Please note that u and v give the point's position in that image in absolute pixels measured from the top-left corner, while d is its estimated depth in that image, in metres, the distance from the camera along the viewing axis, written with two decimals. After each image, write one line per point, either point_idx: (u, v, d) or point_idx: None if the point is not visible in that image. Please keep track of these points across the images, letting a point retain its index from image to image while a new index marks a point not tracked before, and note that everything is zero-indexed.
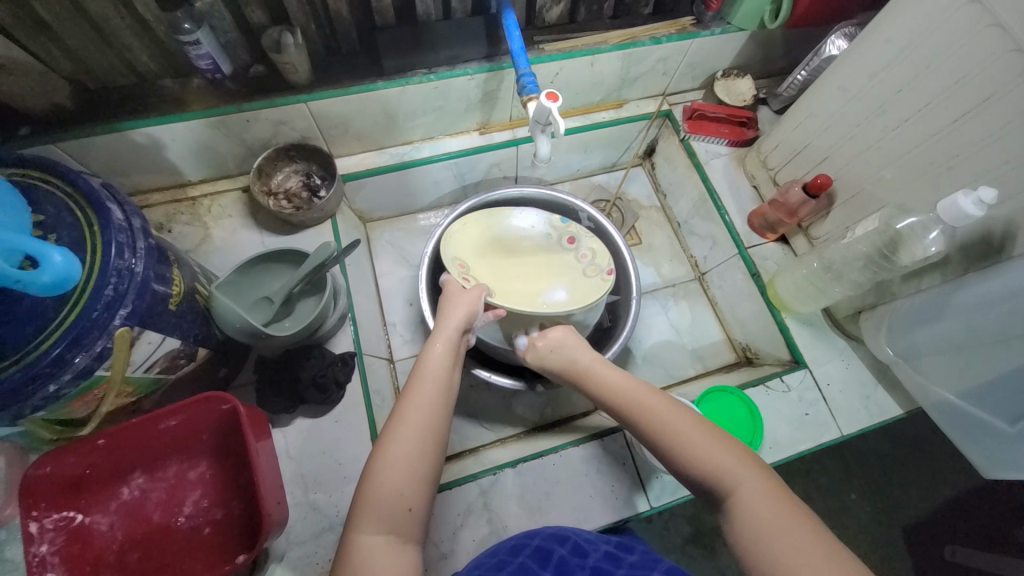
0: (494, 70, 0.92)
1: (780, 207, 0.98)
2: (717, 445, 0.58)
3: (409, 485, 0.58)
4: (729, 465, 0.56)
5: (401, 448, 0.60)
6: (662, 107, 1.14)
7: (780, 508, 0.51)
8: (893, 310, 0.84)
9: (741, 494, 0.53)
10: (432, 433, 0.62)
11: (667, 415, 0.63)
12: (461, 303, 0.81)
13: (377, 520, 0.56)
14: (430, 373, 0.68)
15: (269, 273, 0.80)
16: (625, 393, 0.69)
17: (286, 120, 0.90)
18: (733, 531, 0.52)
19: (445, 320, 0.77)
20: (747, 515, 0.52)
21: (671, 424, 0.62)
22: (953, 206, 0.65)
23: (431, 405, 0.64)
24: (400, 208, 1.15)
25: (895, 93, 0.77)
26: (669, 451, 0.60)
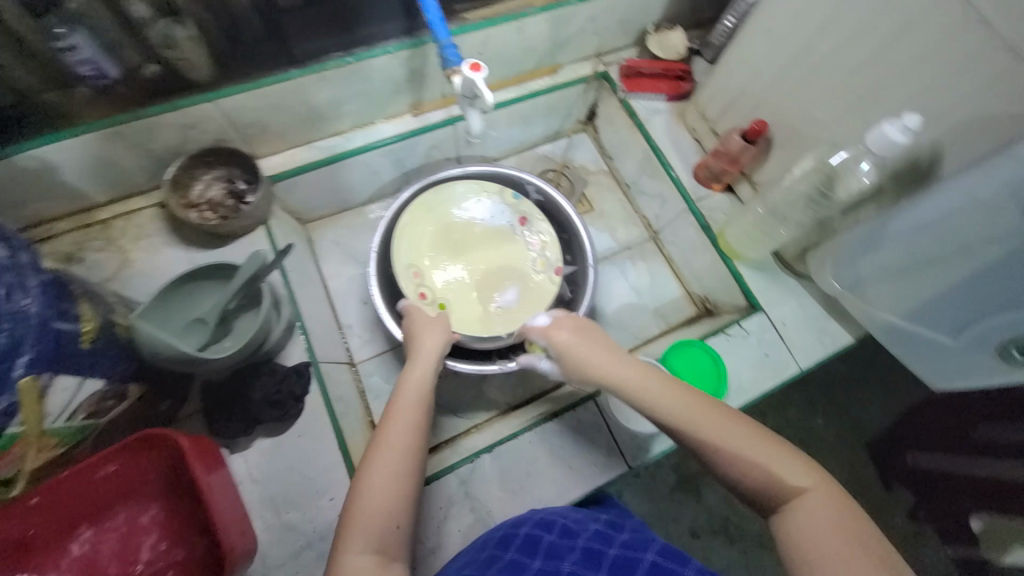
0: (416, 46, 0.87)
1: (722, 156, 0.97)
2: (765, 445, 0.56)
3: (393, 503, 0.59)
4: (787, 474, 0.53)
5: (386, 467, 0.60)
6: (598, 68, 1.11)
7: (841, 521, 0.49)
8: (837, 244, 0.85)
9: (802, 503, 0.51)
10: (413, 451, 0.63)
11: (708, 415, 0.59)
12: (428, 331, 0.81)
13: (364, 538, 0.55)
14: (409, 398, 0.68)
15: (199, 291, 0.74)
16: (652, 389, 0.64)
17: (194, 123, 0.82)
18: (786, 538, 0.51)
19: (419, 347, 0.78)
20: (802, 521, 0.50)
21: (712, 427, 0.58)
22: (881, 137, 0.65)
23: (412, 426, 0.65)
24: (339, 204, 1.08)
25: (819, 30, 0.77)
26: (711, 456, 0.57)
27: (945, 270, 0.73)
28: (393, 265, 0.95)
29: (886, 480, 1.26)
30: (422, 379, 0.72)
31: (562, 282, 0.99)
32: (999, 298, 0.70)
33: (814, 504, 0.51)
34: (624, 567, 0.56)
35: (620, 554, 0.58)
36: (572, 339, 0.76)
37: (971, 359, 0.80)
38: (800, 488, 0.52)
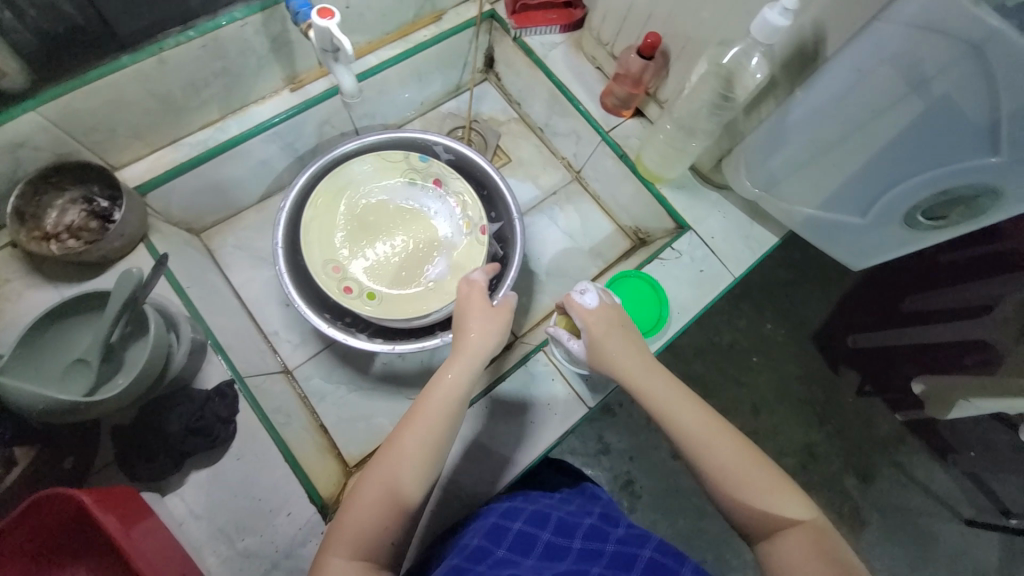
0: (267, 8, 0.76)
1: (625, 80, 0.95)
2: (771, 477, 0.57)
3: (390, 519, 0.56)
4: (783, 510, 0.55)
5: (384, 487, 0.57)
6: (483, 8, 1.04)
7: (825, 556, 0.52)
8: (745, 146, 0.86)
9: (793, 537, 0.54)
10: (414, 466, 0.59)
11: (724, 441, 0.59)
12: (478, 320, 0.70)
13: (356, 548, 0.55)
14: (436, 404, 0.62)
15: (76, 329, 0.64)
16: (676, 402, 0.63)
17: (22, 139, 0.70)
18: (772, 563, 0.54)
19: (461, 339, 0.68)
20: (791, 551, 0.53)
21: (730, 457, 0.58)
22: (764, 23, 0.64)
23: (427, 436, 0.60)
24: (234, 205, 0.98)
25: None
26: (717, 479, 0.58)
27: (842, 151, 0.75)
28: (306, 261, 0.88)
29: (834, 366, 1.34)
30: (457, 384, 0.64)
31: (490, 240, 0.95)
32: (896, 174, 0.72)
33: (808, 538, 0.54)
34: (622, 564, 0.63)
35: (618, 549, 0.65)
36: (607, 334, 0.70)
37: (882, 235, 0.83)
38: (793, 521, 0.55)
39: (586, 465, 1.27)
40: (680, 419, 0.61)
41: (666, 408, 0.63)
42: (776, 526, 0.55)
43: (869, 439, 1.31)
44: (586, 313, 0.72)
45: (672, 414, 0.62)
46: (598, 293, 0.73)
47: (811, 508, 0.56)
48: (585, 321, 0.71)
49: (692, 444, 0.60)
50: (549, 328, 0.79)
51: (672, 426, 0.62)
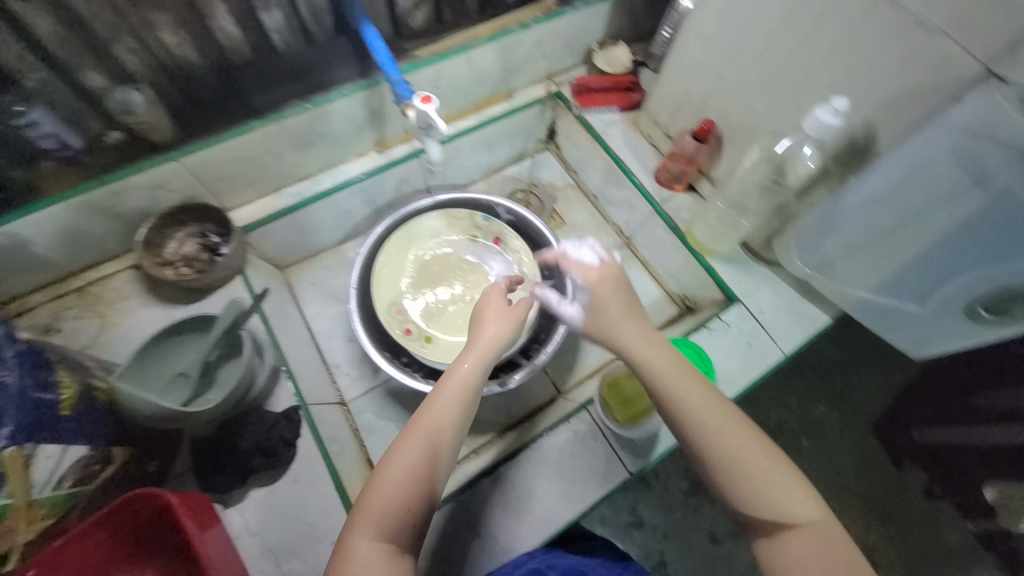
0: (371, 86, 0.90)
1: (679, 158, 1.02)
2: (783, 476, 0.59)
3: (413, 502, 0.59)
4: (792, 511, 0.57)
5: (404, 470, 0.59)
6: (551, 89, 1.17)
7: (830, 550, 0.56)
8: (797, 228, 0.88)
9: (802, 535, 0.57)
10: (434, 451, 0.61)
11: (743, 439, 0.60)
12: (490, 314, 0.72)
13: (380, 529, 0.57)
14: (451, 395, 0.64)
15: (179, 347, 0.74)
16: (696, 397, 0.61)
17: (162, 183, 0.83)
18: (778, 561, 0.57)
19: (475, 333, 0.71)
20: (801, 547, 0.56)
21: (743, 449, 0.59)
22: (816, 122, 0.69)
23: (446, 423, 0.63)
24: (316, 247, 1.10)
25: (744, 31, 0.81)
26: (732, 480, 0.59)
27: (902, 240, 0.76)
28: (374, 301, 0.97)
29: (897, 460, 1.26)
30: (471, 375, 0.66)
31: (542, 296, 1.01)
32: (952, 265, 0.74)
33: (815, 536, 0.57)
34: None
35: None
36: (612, 303, 0.68)
37: (943, 326, 0.84)
38: (801, 523, 0.57)
39: (620, 536, 1.23)
40: (696, 415, 0.61)
41: (677, 390, 0.62)
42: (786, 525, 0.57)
43: (935, 546, 1.20)
44: (590, 271, 0.71)
45: (686, 408, 0.61)
46: (600, 254, 0.73)
47: (818, 506, 0.58)
48: (586, 282, 0.71)
49: (709, 444, 0.60)
50: (540, 292, 0.76)
51: (691, 425, 0.61)
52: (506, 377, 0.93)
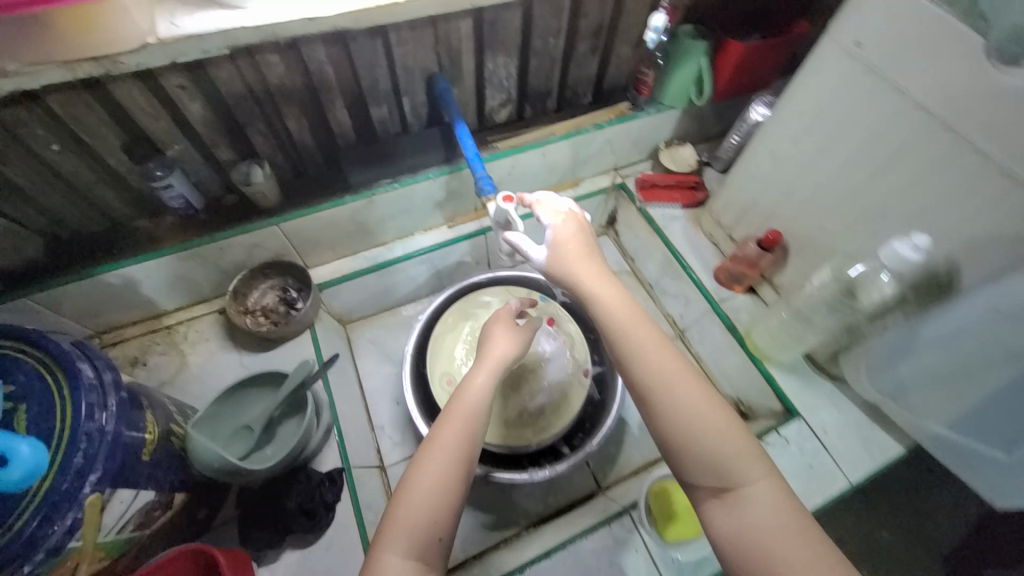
0: (454, 171, 0.99)
1: (740, 260, 1.02)
2: (729, 430, 0.56)
3: (443, 517, 0.58)
4: (739, 470, 0.54)
5: (432, 474, 0.59)
6: (615, 181, 1.23)
7: (787, 517, 0.51)
8: (868, 349, 0.85)
9: (751, 498, 0.53)
10: (464, 465, 0.61)
11: (685, 384, 0.58)
12: (500, 336, 0.80)
13: (408, 543, 0.56)
14: (471, 402, 0.67)
15: (247, 399, 0.78)
16: (644, 342, 0.61)
17: (259, 242, 0.92)
18: (721, 523, 0.53)
19: (487, 354, 0.76)
20: (753, 512, 0.52)
21: (687, 393, 0.58)
22: (893, 253, 0.71)
23: (475, 429, 0.65)
24: (379, 306, 1.17)
25: (817, 155, 0.82)
26: (677, 431, 0.56)
27: (984, 381, 0.72)
28: (428, 370, 0.99)
29: None
30: (486, 386, 0.70)
31: (590, 383, 1.01)
32: None
33: (763, 494, 0.53)
34: None
35: None
36: (571, 245, 0.72)
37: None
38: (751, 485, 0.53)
39: None
40: (641, 361, 0.60)
41: (620, 325, 0.63)
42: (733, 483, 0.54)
43: None
44: (561, 221, 0.75)
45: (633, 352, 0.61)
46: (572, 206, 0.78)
47: (765, 467, 0.55)
48: (563, 229, 0.74)
49: (655, 393, 0.58)
50: (505, 235, 0.79)
51: (638, 370, 0.60)
52: (548, 467, 0.91)
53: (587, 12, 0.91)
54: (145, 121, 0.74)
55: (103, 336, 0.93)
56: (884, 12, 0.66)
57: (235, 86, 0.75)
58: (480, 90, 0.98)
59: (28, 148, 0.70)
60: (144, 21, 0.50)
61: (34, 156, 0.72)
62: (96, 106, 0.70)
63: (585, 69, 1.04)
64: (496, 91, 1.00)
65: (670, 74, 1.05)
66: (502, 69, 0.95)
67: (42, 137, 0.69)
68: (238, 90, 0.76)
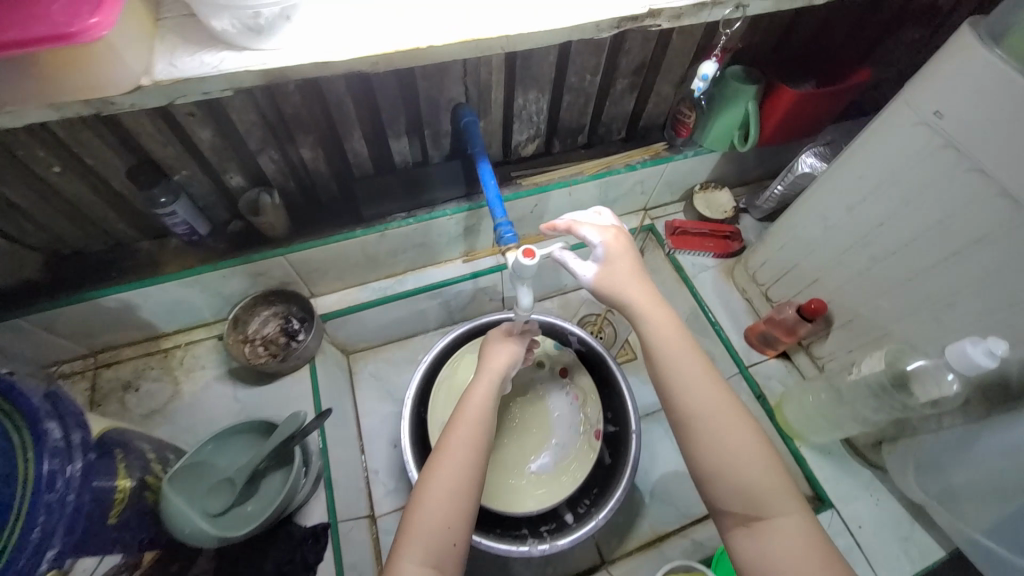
0: (472, 209, 0.93)
1: (776, 325, 0.93)
2: (757, 455, 0.56)
3: (456, 524, 0.60)
4: (772, 499, 0.54)
5: (444, 482, 0.61)
6: (644, 221, 1.15)
7: (821, 553, 0.51)
8: (918, 444, 0.77)
9: (779, 527, 0.53)
10: (473, 473, 0.63)
11: (717, 407, 0.58)
12: (499, 346, 0.80)
13: (423, 547, 0.57)
14: (474, 413, 0.69)
15: (234, 450, 0.74)
16: (678, 358, 0.61)
17: (264, 271, 0.88)
18: (747, 551, 0.53)
19: (485, 367, 0.76)
20: (784, 541, 0.52)
21: (721, 420, 0.58)
22: (962, 355, 0.62)
23: (478, 439, 0.66)
24: (384, 338, 1.12)
25: (876, 226, 0.74)
26: (707, 459, 0.56)
27: None
28: (428, 417, 0.93)
29: None
30: (486, 396, 0.72)
31: (601, 446, 0.93)
32: None
33: (791, 524, 0.53)
34: None
35: None
36: (620, 258, 0.66)
37: None
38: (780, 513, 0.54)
39: None
40: (673, 376, 0.60)
41: (660, 347, 0.62)
42: (763, 512, 0.54)
43: None
44: (610, 236, 0.67)
45: (665, 366, 0.61)
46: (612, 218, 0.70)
47: (796, 498, 0.55)
48: (617, 239, 0.67)
49: (682, 417, 0.59)
50: (553, 252, 0.68)
51: (670, 386, 0.60)
52: (546, 542, 0.84)
53: (629, 49, 0.84)
54: (151, 145, 0.70)
55: (98, 356, 0.90)
56: (974, 85, 0.58)
57: (247, 114, 0.70)
58: (508, 124, 0.92)
59: (29, 169, 0.67)
60: (137, 62, 0.46)
61: (34, 176, 0.68)
62: (100, 130, 0.66)
63: (622, 106, 0.97)
64: (525, 126, 0.94)
65: (713, 118, 0.97)
66: (533, 104, 0.89)
67: (42, 159, 0.66)
68: (251, 119, 0.71)
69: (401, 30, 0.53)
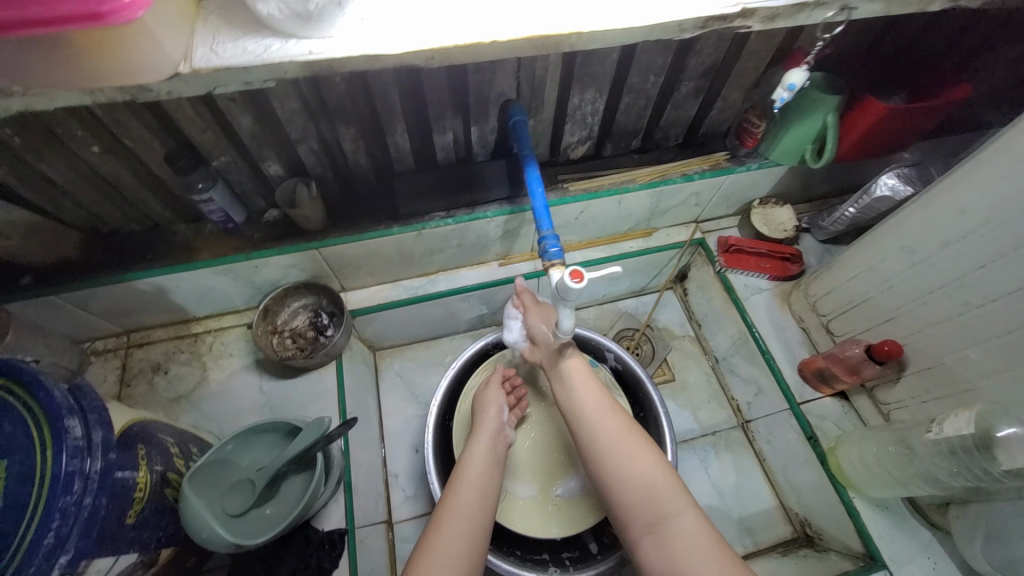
0: (515, 212, 0.88)
1: (838, 362, 0.85)
2: (651, 462, 0.64)
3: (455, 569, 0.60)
4: (669, 501, 0.61)
5: (446, 529, 0.63)
6: (695, 235, 1.07)
7: (714, 550, 0.56)
8: (997, 513, 0.67)
9: (676, 526, 0.59)
10: (472, 519, 0.65)
11: (615, 428, 0.68)
12: (489, 399, 0.83)
13: None
14: (472, 464, 0.71)
15: (258, 447, 0.72)
16: (579, 393, 0.72)
17: (297, 263, 0.85)
18: (660, 560, 0.58)
19: (483, 418, 0.79)
20: (685, 539, 0.57)
21: (618, 439, 0.67)
22: None
23: (473, 487, 0.68)
24: (413, 337, 1.09)
25: (976, 268, 0.66)
26: (614, 478, 0.64)
27: None
28: (453, 428, 0.89)
29: None
30: (482, 448, 0.74)
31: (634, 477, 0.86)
32: None
33: (687, 524, 0.59)
34: None
35: None
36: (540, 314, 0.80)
37: None
38: (678, 512, 0.60)
39: None
40: (580, 416, 0.71)
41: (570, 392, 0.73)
42: (661, 515, 0.60)
43: None
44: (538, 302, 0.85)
45: (574, 411, 0.72)
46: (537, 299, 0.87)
47: (686, 498, 0.61)
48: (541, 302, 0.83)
49: (594, 446, 0.67)
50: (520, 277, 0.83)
51: (580, 424, 0.70)
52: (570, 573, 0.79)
53: (701, 49, 0.77)
54: (192, 131, 0.67)
55: (131, 336, 0.90)
56: None
57: (290, 103, 0.67)
58: (559, 124, 0.86)
59: (69, 147, 0.66)
60: (174, 46, 0.43)
61: (74, 154, 0.67)
62: (138, 111, 0.64)
63: (684, 111, 0.89)
64: (578, 128, 0.87)
65: (785, 130, 0.88)
66: (588, 105, 0.82)
67: (82, 138, 0.64)
68: (293, 107, 0.67)
69: (460, 20, 0.48)
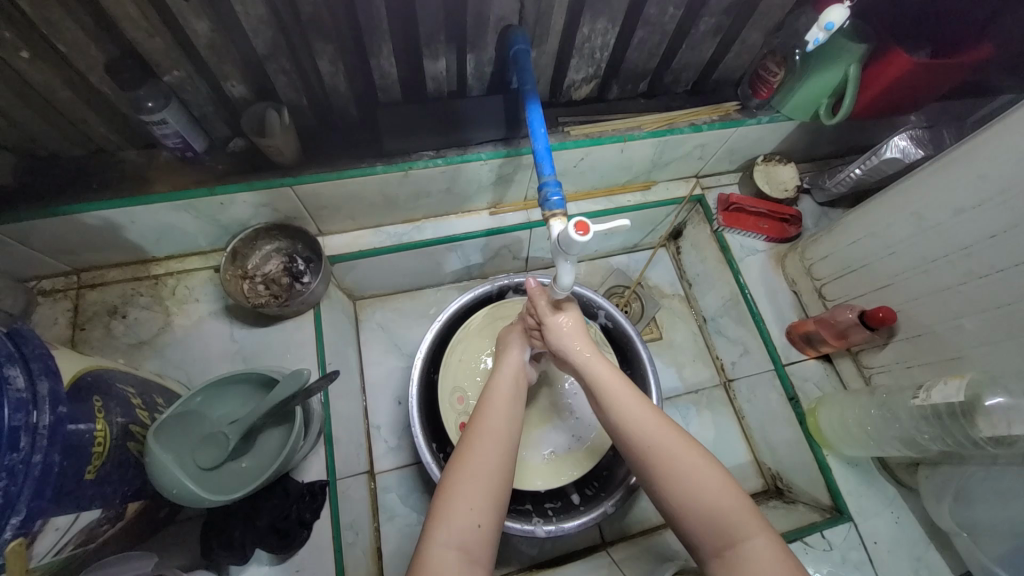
0: (511, 155, 0.80)
1: (827, 326, 0.85)
2: (717, 474, 0.56)
3: (482, 509, 0.55)
4: (738, 522, 0.53)
5: (470, 467, 0.58)
6: (694, 191, 1.03)
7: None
8: (966, 474, 0.70)
9: (746, 551, 0.52)
10: (500, 457, 0.59)
11: (672, 429, 0.59)
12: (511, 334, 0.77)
13: (450, 532, 0.53)
14: (498, 397, 0.65)
15: (231, 398, 0.68)
16: (618, 383, 0.64)
17: (268, 202, 0.77)
18: None
19: (504, 354, 0.73)
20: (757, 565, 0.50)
21: (678, 443, 0.58)
22: None
23: (502, 422, 0.63)
24: (395, 286, 1.03)
25: (987, 238, 0.64)
26: (672, 487, 0.56)
27: None
28: (438, 382, 0.86)
29: None
30: (506, 381, 0.68)
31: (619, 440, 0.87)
32: None
33: (758, 550, 0.51)
34: None
35: None
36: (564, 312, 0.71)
37: None
38: (749, 536, 0.52)
39: None
40: (625, 405, 0.62)
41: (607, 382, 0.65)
42: (729, 538, 0.53)
43: None
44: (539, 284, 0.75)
45: (616, 397, 0.63)
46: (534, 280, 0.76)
47: (756, 519, 0.54)
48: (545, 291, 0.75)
49: (645, 446, 0.59)
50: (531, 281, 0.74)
51: (623, 410, 0.62)
52: (553, 523, 0.79)
53: None
54: (136, 35, 0.57)
55: (82, 275, 0.81)
56: None
57: (255, 7, 0.57)
58: (564, 58, 0.78)
59: None
60: None
61: None
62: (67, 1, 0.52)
63: (699, 52, 0.82)
64: (584, 64, 0.79)
65: (802, 82, 0.82)
66: (598, 37, 0.74)
67: (4, 40, 0.53)
68: (259, 13, 0.57)
69: None
